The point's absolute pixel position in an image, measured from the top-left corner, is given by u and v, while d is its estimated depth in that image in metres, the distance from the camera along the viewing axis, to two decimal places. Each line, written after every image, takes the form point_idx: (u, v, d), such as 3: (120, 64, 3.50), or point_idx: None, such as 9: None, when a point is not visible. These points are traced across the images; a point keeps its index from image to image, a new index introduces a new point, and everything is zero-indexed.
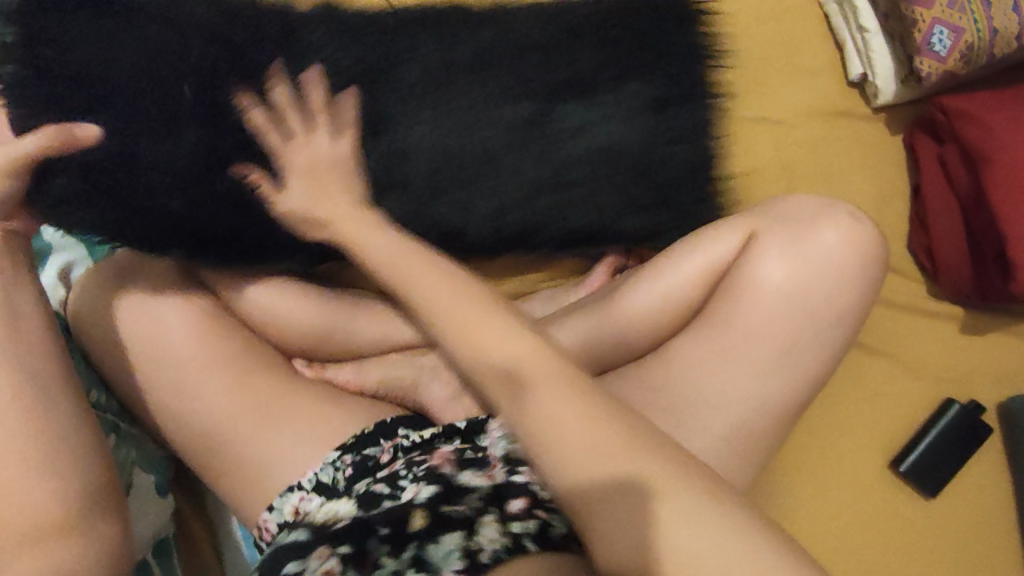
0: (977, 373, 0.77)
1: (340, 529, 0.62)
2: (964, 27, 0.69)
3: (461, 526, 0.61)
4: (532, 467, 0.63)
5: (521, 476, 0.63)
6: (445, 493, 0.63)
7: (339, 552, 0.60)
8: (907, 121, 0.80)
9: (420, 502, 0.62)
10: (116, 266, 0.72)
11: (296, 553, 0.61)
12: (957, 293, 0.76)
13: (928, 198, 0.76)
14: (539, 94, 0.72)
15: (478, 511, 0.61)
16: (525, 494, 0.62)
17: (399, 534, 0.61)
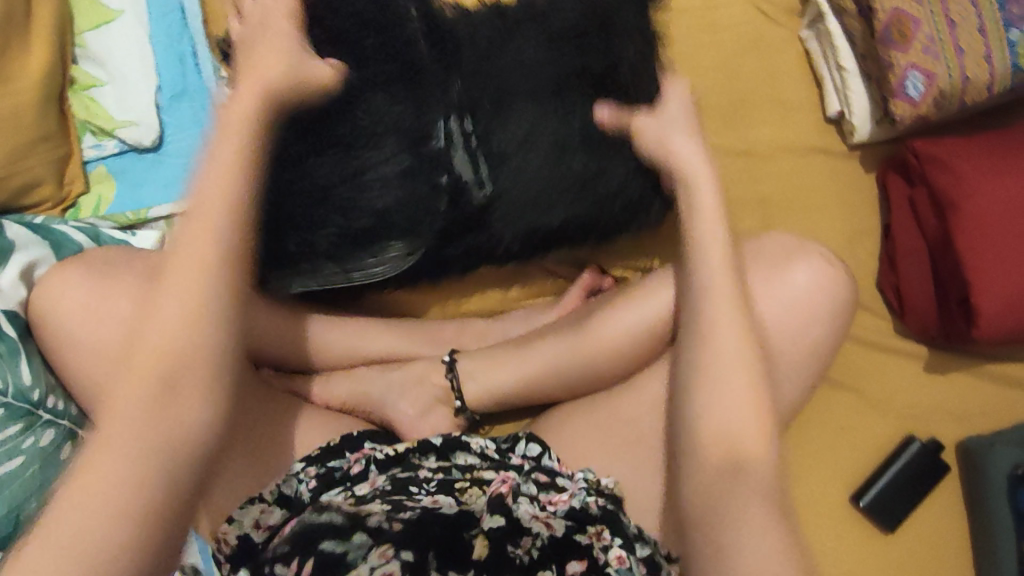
0: (939, 412, 0.78)
1: (364, 526, 0.62)
2: (939, 72, 0.70)
3: (518, 572, 0.62)
4: (603, 522, 0.64)
5: (589, 534, 0.64)
6: (512, 530, 0.63)
7: (402, 556, 0.60)
8: (881, 160, 0.81)
9: (485, 527, 0.63)
10: (83, 266, 0.71)
11: (332, 535, 0.61)
12: (923, 332, 0.77)
13: (897, 238, 0.77)
14: (480, 103, 0.76)
15: (537, 560, 0.63)
16: (588, 555, 0.63)
17: (450, 552, 0.61)
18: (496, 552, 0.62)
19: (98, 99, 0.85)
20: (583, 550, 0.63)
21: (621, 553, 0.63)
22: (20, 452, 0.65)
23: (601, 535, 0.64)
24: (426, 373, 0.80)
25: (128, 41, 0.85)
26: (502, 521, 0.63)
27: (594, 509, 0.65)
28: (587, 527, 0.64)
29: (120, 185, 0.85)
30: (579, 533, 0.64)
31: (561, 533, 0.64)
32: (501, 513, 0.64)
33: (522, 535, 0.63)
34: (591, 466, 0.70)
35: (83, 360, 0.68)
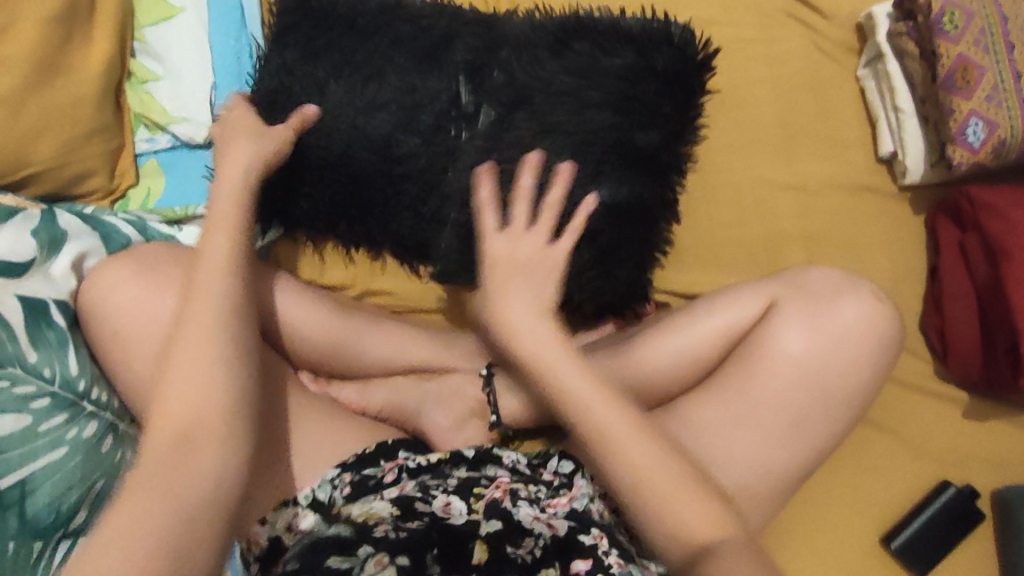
0: (975, 460, 0.78)
1: (371, 538, 0.63)
2: (1000, 121, 0.70)
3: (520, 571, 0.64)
4: (606, 526, 0.67)
5: (592, 535, 0.66)
6: (507, 533, 0.66)
7: (397, 562, 0.62)
8: (931, 203, 0.81)
9: (482, 533, 0.66)
10: (134, 260, 0.71)
11: (339, 550, 0.62)
12: (965, 377, 0.77)
13: (945, 284, 0.77)
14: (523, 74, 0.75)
15: (540, 559, 0.65)
16: (592, 555, 0.64)
17: (452, 556, 0.64)
18: (498, 557, 0.64)
19: (153, 93, 0.85)
20: (588, 550, 0.64)
21: (623, 559, 0.64)
22: (63, 442, 0.65)
23: (604, 538, 0.65)
24: (462, 386, 0.81)
25: (186, 37, 0.85)
26: (498, 525, 0.66)
27: (596, 513, 0.68)
28: (591, 528, 0.66)
29: (168, 179, 0.86)
30: (583, 534, 0.66)
31: (565, 533, 0.66)
32: (498, 518, 0.66)
33: (523, 537, 0.66)
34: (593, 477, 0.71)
35: (130, 356, 0.69)
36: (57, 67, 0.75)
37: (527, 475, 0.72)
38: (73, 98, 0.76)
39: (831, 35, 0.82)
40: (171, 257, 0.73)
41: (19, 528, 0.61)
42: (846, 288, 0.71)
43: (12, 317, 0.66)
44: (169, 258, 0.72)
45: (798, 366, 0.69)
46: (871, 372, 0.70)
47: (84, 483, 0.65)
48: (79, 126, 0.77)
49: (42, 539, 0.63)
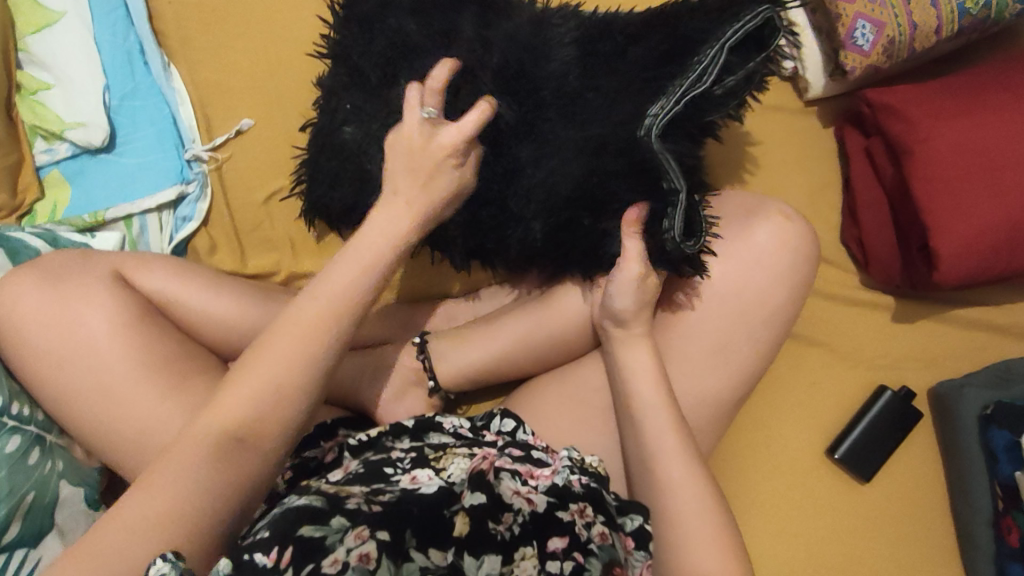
0: (906, 360, 0.78)
1: (342, 508, 0.56)
2: (885, 21, 0.70)
3: (498, 550, 0.57)
4: (586, 499, 0.62)
5: (571, 510, 0.61)
6: (492, 507, 0.59)
7: (377, 536, 0.54)
8: (837, 114, 0.81)
9: (465, 504, 0.58)
10: (38, 271, 0.70)
11: (312, 519, 0.54)
12: (888, 282, 0.77)
13: (858, 192, 0.77)
14: (527, 71, 0.72)
15: (518, 536, 0.59)
16: (569, 531, 0.59)
17: (429, 532, 0.57)
18: (477, 528, 0.57)
19: (46, 102, 0.83)
20: (566, 526, 0.59)
21: (603, 528, 0.60)
22: None
23: (583, 511, 0.61)
24: (397, 356, 0.80)
25: (72, 41, 0.83)
26: (484, 498, 0.59)
27: (577, 486, 0.63)
28: (570, 502, 0.61)
29: (75, 188, 0.84)
30: (561, 510, 0.60)
31: (543, 508, 0.60)
32: (483, 491, 0.59)
33: (502, 512, 0.59)
34: (573, 445, 0.68)
35: (46, 366, 0.68)
36: None
37: (470, 437, 0.73)
38: None
39: None
40: (79, 265, 0.72)
41: None
42: (758, 209, 0.71)
43: None
44: (76, 266, 0.72)
45: (716, 292, 0.70)
46: (788, 284, 0.70)
47: (13, 497, 0.63)
48: None
49: None
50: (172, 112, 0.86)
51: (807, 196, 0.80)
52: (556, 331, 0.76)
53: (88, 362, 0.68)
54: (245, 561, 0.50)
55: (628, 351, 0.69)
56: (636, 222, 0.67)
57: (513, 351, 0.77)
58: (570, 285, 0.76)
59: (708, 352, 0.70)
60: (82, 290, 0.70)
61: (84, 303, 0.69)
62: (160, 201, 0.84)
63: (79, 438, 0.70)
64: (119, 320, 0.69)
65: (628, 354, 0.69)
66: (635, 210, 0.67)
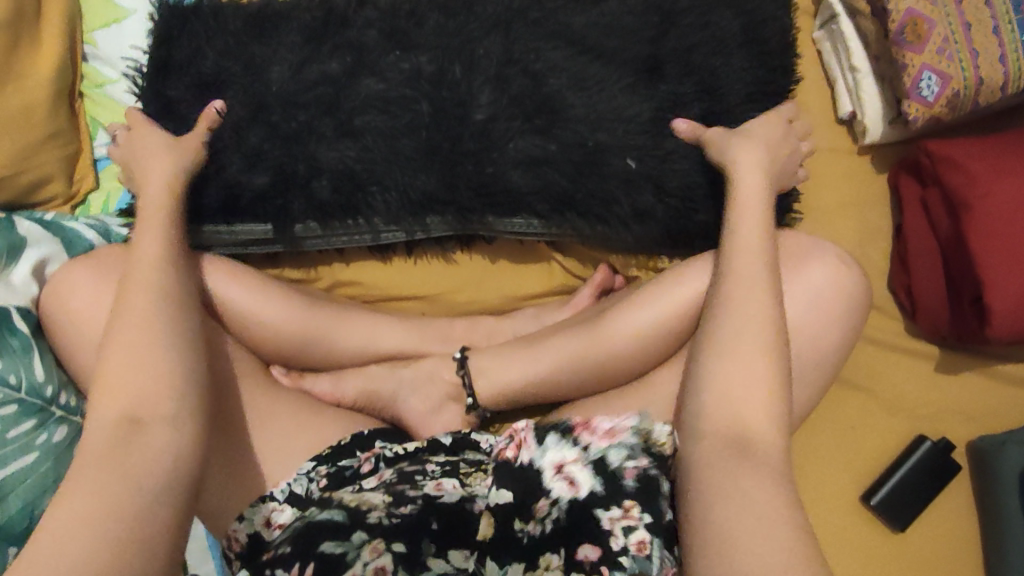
0: (949, 411, 0.78)
1: (364, 522, 0.59)
2: (952, 74, 0.71)
3: (522, 558, 0.59)
4: (633, 497, 0.59)
5: (611, 514, 0.59)
6: (517, 509, 0.61)
7: (392, 549, 0.58)
8: (892, 161, 0.82)
9: (490, 506, 0.61)
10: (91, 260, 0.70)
11: (333, 534, 0.58)
12: (934, 332, 0.78)
13: (910, 241, 0.77)
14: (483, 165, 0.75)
15: (547, 539, 0.60)
16: (602, 540, 0.58)
17: (454, 535, 0.60)
18: (500, 532, 0.60)
19: (114, 96, 0.84)
20: (598, 533, 0.59)
21: (643, 536, 0.58)
22: (35, 447, 0.65)
23: (628, 513, 0.59)
24: (437, 370, 0.79)
25: (140, 36, 0.84)
26: (508, 497, 0.61)
27: (629, 482, 0.60)
28: (614, 505, 0.59)
29: None
30: (600, 509, 0.59)
31: (583, 497, 0.60)
32: (507, 488, 0.62)
33: (534, 506, 0.61)
34: (640, 417, 0.63)
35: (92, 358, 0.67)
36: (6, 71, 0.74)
37: None
38: (26, 104, 0.76)
39: None
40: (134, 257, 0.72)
41: None
42: (814, 250, 0.71)
43: None
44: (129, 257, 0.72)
45: None
46: (838, 327, 0.70)
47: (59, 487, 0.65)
48: (32, 131, 0.77)
49: (16, 544, 0.62)
50: None
51: (857, 239, 0.80)
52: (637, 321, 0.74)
53: None
54: None
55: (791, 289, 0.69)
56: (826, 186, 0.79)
57: (564, 367, 0.77)
58: (618, 310, 0.76)
59: None
60: None
61: None
62: None
63: None
64: None
65: None
66: (936, 77, 0.71)
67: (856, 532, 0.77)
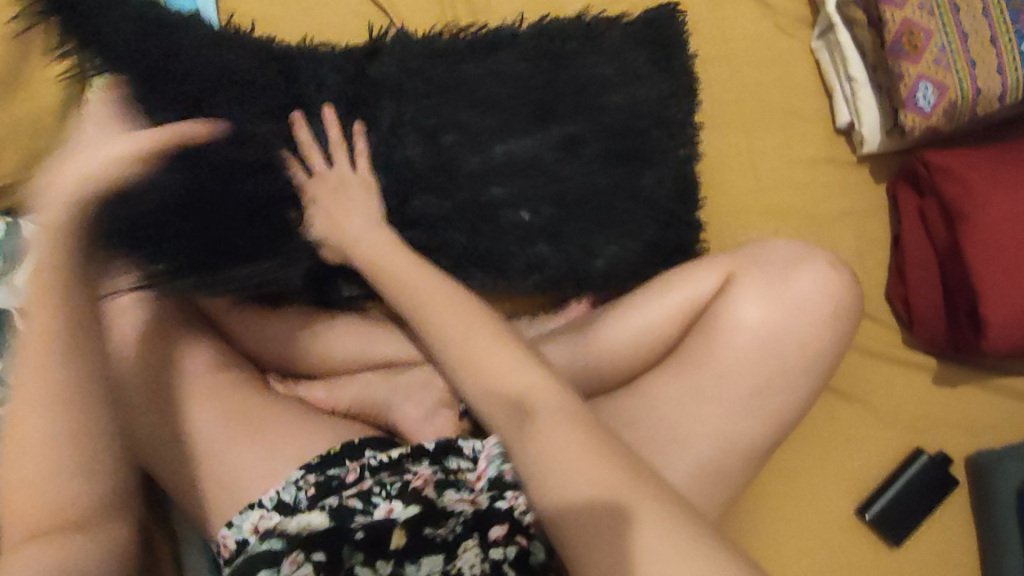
0: (947, 425, 0.77)
1: (296, 539, 0.59)
2: (949, 84, 0.70)
3: (439, 550, 0.59)
4: (517, 487, 0.61)
5: (508, 498, 0.61)
6: (427, 514, 0.61)
7: (313, 558, 0.57)
8: (891, 171, 0.81)
9: (399, 519, 0.60)
10: None
11: (269, 560, 0.57)
12: (931, 343, 0.77)
13: (908, 251, 0.77)
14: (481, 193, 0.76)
15: (459, 535, 0.60)
16: (507, 520, 0.60)
17: (376, 547, 0.59)
18: (411, 535, 0.60)
19: None
20: (502, 515, 0.60)
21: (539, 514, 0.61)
22: None
23: (516, 499, 0.61)
24: (431, 376, 0.80)
25: None
26: (418, 508, 0.61)
27: (511, 470, 0.63)
28: (505, 493, 0.61)
29: None
30: (498, 501, 0.61)
31: (484, 504, 0.61)
32: (416, 501, 0.61)
33: (443, 518, 0.61)
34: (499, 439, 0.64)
35: None
36: None
37: (481, 467, 0.67)
38: None
39: (784, 9, 0.84)
40: None
41: None
42: (808, 258, 0.71)
43: None
44: None
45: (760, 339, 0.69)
46: (832, 337, 0.70)
47: None
48: None
49: None
50: None
51: (854, 249, 0.80)
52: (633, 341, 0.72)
53: None
54: None
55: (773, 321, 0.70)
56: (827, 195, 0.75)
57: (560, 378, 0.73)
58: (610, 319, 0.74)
59: None
60: None
61: None
62: None
63: None
64: None
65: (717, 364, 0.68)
66: (933, 87, 0.71)
67: (850, 545, 0.76)
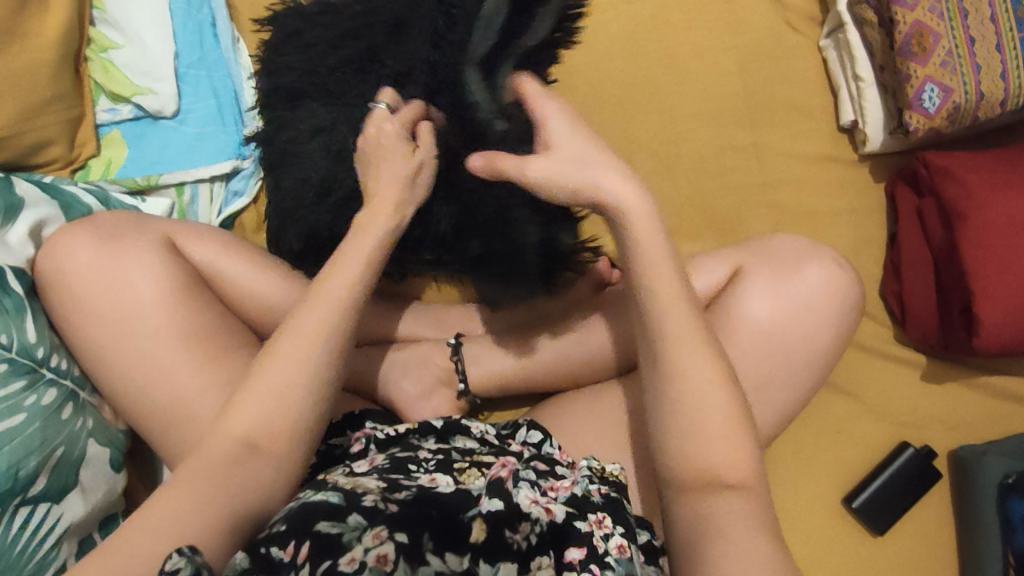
0: (933, 420, 0.79)
1: (359, 506, 0.54)
2: (954, 87, 0.72)
3: (515, 558, 0.55)
4: (606, 510, 0.61)
5: (590, 521, 0.59)
6: (508, 515, 0.56)
7: (396, 538, 0.52)
8: (891, 169, 0.83)
9: (482, 511, 0.56)
10: (92, 228, 0.70)
11: (328, 515, 0.53)
12: (922, 340, 0.79)
13: (904, 250, 0.79)
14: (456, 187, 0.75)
15: (535, 546, 0.56)
16: (587, 543, 0.57)
17: (448, 535, 0.54)
18: (493, 534, 0.55)
19: (115, 62, 0.84)
20: (583, 537, 0.57)
21: (622, 541, 0.59)
22: (22, 408, 0.63)
23: (602, 522, 0.59)
24: (430, 355, 0.80)
25: (148, 6, 0.84)
26: (500, 505, 0.56)
27: (596, 497, 0.62)
28: (589, 514, 0.60)
29: (130, 150, 0.85)
30: (580, 520, 0.59)
31: (561, 519, 0.58)
32: (500, 498, 0.57)
33: (519, 521, 0.56)
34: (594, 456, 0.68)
35: (89, 323, 0.67)
36: (13, 30, 0.74)
37: (497, 445, 0.71)
38: (31, 64, 0.75)
39: (795, 7, 0.85)
40: (133, 224, 0.72)
41: None
42: (811, 254, 0.73)
43: None
44: (131, 226, 0.71)
45: (761, 328, 0.71)
46: (829, 330, 0.72)
47: (44, 449, 0.64)
48: (35, 91, 0.76)
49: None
50: (236, 85, 0.86)
51: (852, 246, 0.82)
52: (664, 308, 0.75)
53: (130, 327, 0.67)
54: (261, 554, 0.51)
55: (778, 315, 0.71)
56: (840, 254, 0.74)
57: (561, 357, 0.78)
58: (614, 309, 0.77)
59: (749, 389, 0.71)
60: (135, 252, 0.69)
61: (133, 265, 0.68)
62: (214, 172, 0.84)
63: (113, 398, 0.70)
64: (168, 286, 0.69)
65: None
66: (937, 90, 0.72)
67: (836, 534, 0.78)
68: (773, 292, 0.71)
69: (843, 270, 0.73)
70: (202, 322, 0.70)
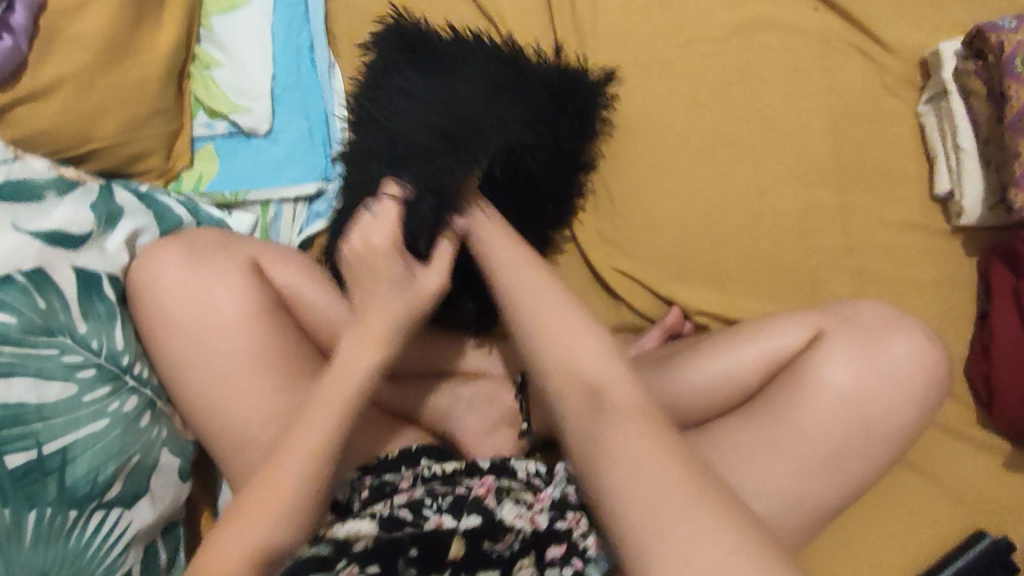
0: (1013, 513, 0.75)
1: (349, 553, 0.61)
2: None
3: (496, 566, 0.62)
4: (583, 510, 0.62)
5: (569, 519, 0.62)
6: (487, 528, 0.63)
7: (369, 570, 0.60)
8: (987, 245, 0.80)
9: (459, 529, 0.63)
10: (181, 245, 0.71)
11: (319, 567, 0.61)
12: (1008, 427, 0.75)
13: (996, 330, 0.76)
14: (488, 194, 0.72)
15: (517, 551, 0.63)
16: (566, 539, 0.62)
17: (427, 560, 0.62)
18: (471, 550, 0.62)
19: (215, 79, 0.87)
20: (561, 535, 0.62)
21: (602, 537, 0.61)
22: (106, 414, 0.65)
23: (580, 522, 0.62)
24: (494, 392, 0.80)
25: (251, 28, 0.87)
26: (477, 521, 0.63)
27: (577, 498, 0.63)
28: (569, 513, 0.62)
29: (222, 165, 0.87)
30: (560, 521, 0.62)
31: (544, 526, 0.63)
32: (476, 514, 0.63)
33: (503, 533, 0.63)
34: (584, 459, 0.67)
35: (171, 337, 0.69)
36: (127, 47, 0.77)
37: (535, 484, 0.68)
38: (139, 80, 0.78)
39: (894, 69, 0.83)
40: (221, 243, 0.73)
41: (57, 496, 0.61)
42: (897, 327, 0.71)
43: (65, 287, 0.66)
44: (218, 244, 0.73)
45: (842, 400, 0.68)
46: (912, 409, 0.69)
47: (122, 456, 0.66)
48: (141, 107, 0.79)
49: (77, 508, 0.62)
50: (327, 110, 0.88)
51: (938, 321, 0.79)
52: (721, 365, 0.73)
53: (211, 345, 0.69)
54: None
55: (863, 391, 0.68)
56: (927, 335, 0.71)
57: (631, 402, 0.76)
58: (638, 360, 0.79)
59: (822, 461, 0.69)
60: (221, 272, 0.70)
61: (221, 286, 0.70)
62: (300, 192, 0.86)
63: (188, 411, 0.71)
64: (250, 309, 0.70)
65: (789, 421, 0.69)
66: None
67: None
68: (856, 366, 0.69)
69: (933, 347, 0.71)
70: (277, 343, 0.71)
